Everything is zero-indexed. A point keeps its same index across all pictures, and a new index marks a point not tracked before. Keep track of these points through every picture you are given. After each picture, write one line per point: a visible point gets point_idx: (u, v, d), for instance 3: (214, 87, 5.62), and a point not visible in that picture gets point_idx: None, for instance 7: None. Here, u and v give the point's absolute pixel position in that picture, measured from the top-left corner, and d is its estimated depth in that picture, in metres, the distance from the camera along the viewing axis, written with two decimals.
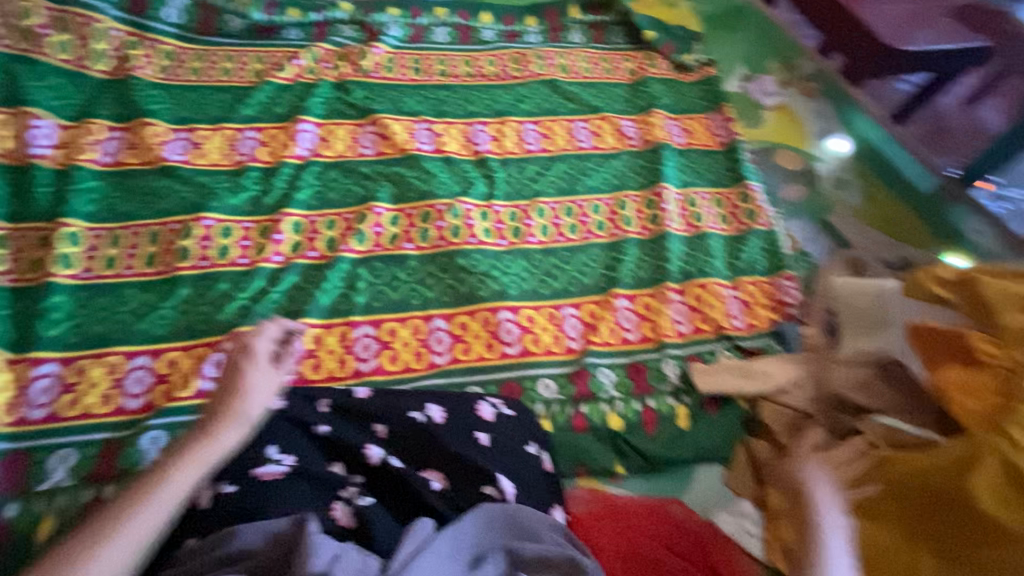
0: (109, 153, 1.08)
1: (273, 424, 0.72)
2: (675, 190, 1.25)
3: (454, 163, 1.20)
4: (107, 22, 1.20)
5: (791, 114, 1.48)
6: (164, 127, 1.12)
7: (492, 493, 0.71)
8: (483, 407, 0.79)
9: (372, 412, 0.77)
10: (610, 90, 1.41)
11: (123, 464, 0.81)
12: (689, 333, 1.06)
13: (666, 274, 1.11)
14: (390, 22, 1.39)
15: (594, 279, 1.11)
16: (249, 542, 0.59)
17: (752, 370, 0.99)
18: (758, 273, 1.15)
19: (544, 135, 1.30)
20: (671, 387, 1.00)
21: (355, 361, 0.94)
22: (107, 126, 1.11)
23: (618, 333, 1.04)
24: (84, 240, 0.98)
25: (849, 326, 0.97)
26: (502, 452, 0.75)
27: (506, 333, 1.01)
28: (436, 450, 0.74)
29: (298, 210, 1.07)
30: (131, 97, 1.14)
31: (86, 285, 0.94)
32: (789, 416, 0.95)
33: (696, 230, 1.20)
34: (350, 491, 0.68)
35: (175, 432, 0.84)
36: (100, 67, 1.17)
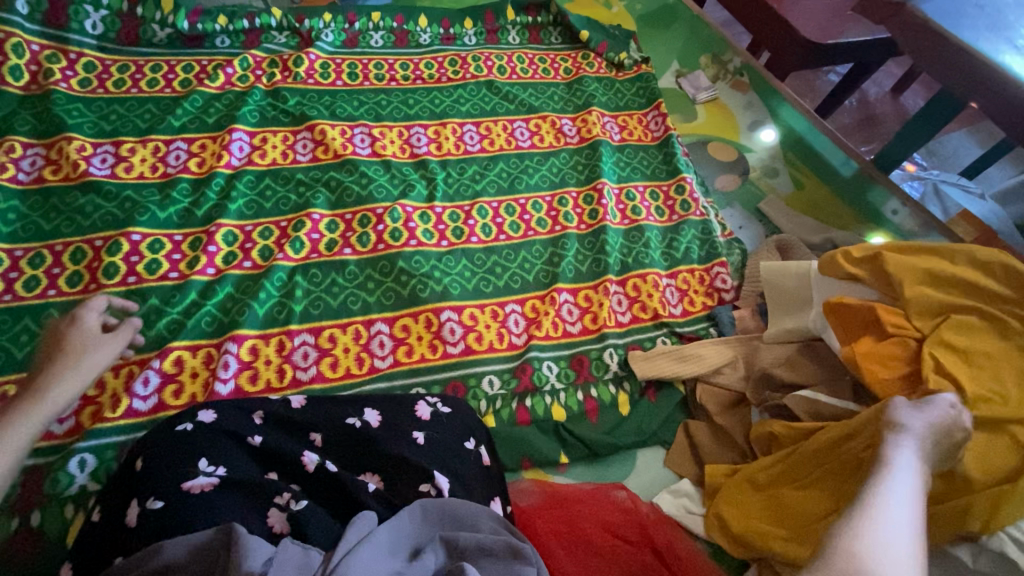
0: (27, 171, 1.04)
1: (200, 438, 0.71)
2: (612, 185, 1.28)
3: (393, 166, 1.20)
4: (24, 36, 1.15)
5: (723, 108, 1.54)
6: (86, 142, 1.09)
7: (428, 490, 0.71)
8: (420, 406, 0.81)
9: (307, 420, 0.77)
10: (547, 89, 1.44)
11: (50, 491, 0.78)
12: (628, 323, 1.09)
13: (605, 266, 1.14)
14: (324, 27, 1.38)
15: (535, 275, 1.13)
16: (174, 555, 0.58)
17: (687, 355, 1.03)
18: (693, 261, 1.19)
19: (483, 136, 1.31)
20: (612, 376, 1.03)
21: (295, 370, 0.94)
22: (25, 142, 1.07)
23: (560, 326, 1.07)
24: (2, 263, 0.94)
25: (775, 308, 1.03)
26: (440, 449, 0.76)
27: (449, 333, 1.01)
28: (372, 452, 0.74)
29: (231, 220, 1.05)
30: (50, 112, 1.10)
31: (6, 308, 0.91)
32: (722, 395, 0.99)
33: (633, 222, 1.23)
34: (286, 497, 0.68)
35: (105, 454, 0.81)
36: (16, 82, 1.13)
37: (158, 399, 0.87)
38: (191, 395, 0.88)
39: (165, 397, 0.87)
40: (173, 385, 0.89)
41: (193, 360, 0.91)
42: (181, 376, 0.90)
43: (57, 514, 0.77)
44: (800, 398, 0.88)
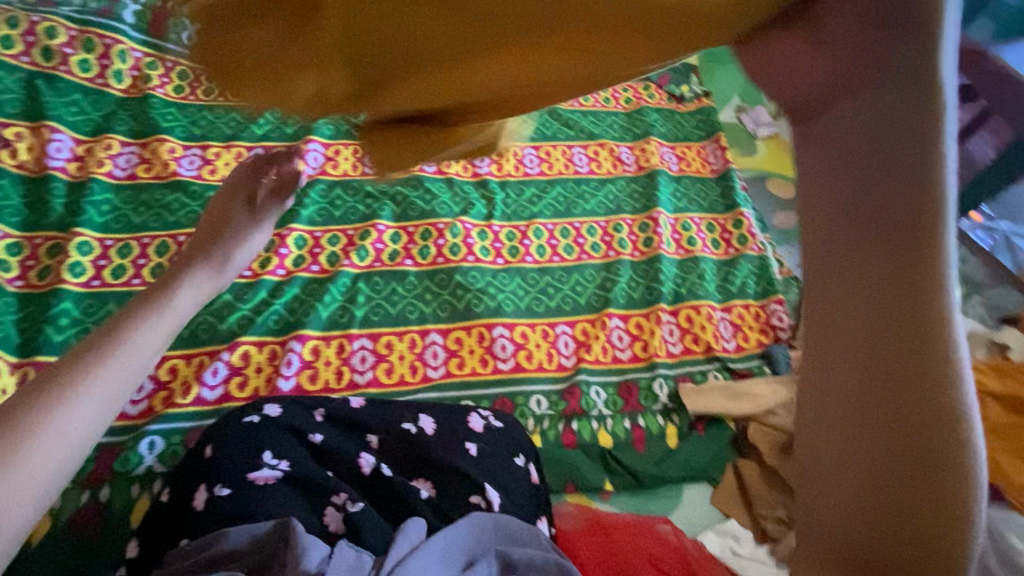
0: (123, 167, 1.13)
1: (265, 430, 0.74)
2: (668, 215, 1.28)
3: (455, 184, 1.24)
4: (129, 42, 1.22)
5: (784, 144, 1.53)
6: (177, 144, 1.17)
7: (478, 502, 0.72)
8: (474, 418, 0.81)
9: (366, 421, 0.79)
10: (607, 117, 1.46)
11: (120, 468, 0.82)
12: (680, 354, 1.08)
13: (658, 295, 1.14)
14: None
15: (587, 298, 1.14)
16: (237, 542, 0.61)
17: (741, 392, 1.01)
18: (748, 297, 1.18)
19: (543, 159, 1.34)
20: (661, 407, 1.01)
21: (352, 373, 0.97)
22: (123, 142, 1.16)
23: (610, 351, 1.06)
24: (94, 250, 1.02)
25: None
26: (491, 463, 0.76)
27: (500, 349, 1.03)
28: (425, 460, 0.76)
29: (302, 225, 1.11)
30: (147, 115, 1.19)
31: (95, 293, 0.98)
32: (774, 437, 0.96)
33: (688, 253, 1.23)
34: (342, 497, 0.70)
35: (172, 438, 0.85)
36: (119, 85, 1.22)
37: (224, 389, 0.91)
38: (254, 389, 0.92)
39: (230, 389, 0.91)
40: (238, 377, 0.93)
41: (258, 355, 0.95)
42: (246, 370, 0.94)
43: (125, 491, 0.81)
44: None
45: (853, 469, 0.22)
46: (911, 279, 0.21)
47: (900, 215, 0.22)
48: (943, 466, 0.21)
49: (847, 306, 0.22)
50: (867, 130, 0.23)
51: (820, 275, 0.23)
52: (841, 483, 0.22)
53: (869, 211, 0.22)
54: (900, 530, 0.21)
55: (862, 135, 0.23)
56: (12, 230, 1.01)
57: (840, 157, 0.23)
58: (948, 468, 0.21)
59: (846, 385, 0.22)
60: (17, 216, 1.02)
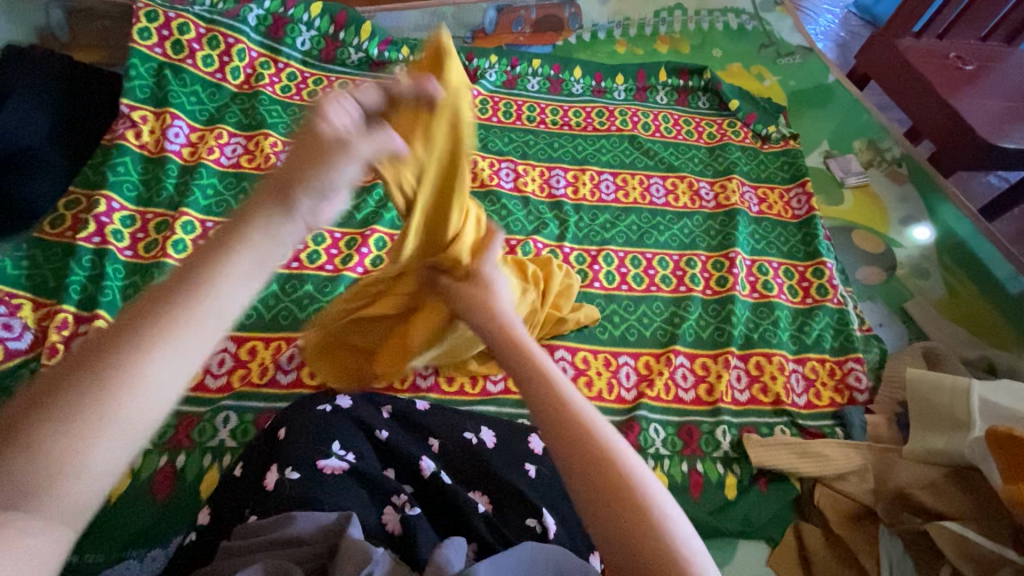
0: (229, 156, 1.21)
1: (336, 421, 0.76)
2: (745, 256, 1.25)
3: (531, 203, 1.26)
4: (248, 43, 1.35)
5: (874, 197, 1.45)
6: (279, 139, 1.24)
7: (534, 526, 0.71)
8: (534, 440, 0.82)
9: (430, 425, 0.81)
10: (689, 151, 1.45)
11: (197, 438, 0.87)
12: (746, 402, 1.04)
13: (728, 337, 1.11)
14: (489, 67, 1.50)
15: (652, 331, 1.11)
16: (304, 528, 0.62)
17: (811, 451, 0.95)
18: (825, 351, 1.12)
19: (619, 187, 1.34)
20: (721, 455, 0.97)
21: (416, 376, 0.99)
22: (231, 132, 1.24)
23: (672, 390, 1.04)
24: (196, 230, 1.09)
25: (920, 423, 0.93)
26: (548, 487, 0.77)
27: (561, 372, 1.02)
28: (484, 474, 0.77)
29: (384, 228, 1.15)
30: (255, 110, 1.28)
31: None
32: (844, 504, 0.91)
33: (763, 297, 1.19)
34: (402, 498, 0.71)
35: (245, 416, 0.90)
36: (234, 80, 1.32)
37: (297, 375, 0.95)
38: (324, 378, 0.96)
39: (302, 375, 0.96)
40: (310, 366, 0.97)
41: None
42: (319, 359, 0.98)
43: (198, 460, 0.86)
44: (943, 527, 0.80)
45: (598, 511, 0.43)
46: (585, 422, 0.48)
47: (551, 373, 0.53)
48: (627, 498, 0.43)
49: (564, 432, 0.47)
50: (536, 370, 0.54)
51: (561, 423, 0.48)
52: (597, 522, 0.43)
53: (551, 398, 0.50)
54: (629, 539, 0.42)
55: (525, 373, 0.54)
56: (128, 204, 1.10)
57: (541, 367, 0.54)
58: (633, 496, 0.43)
59: (578, 477, 0.45)
60: (135, 191, 1.12)
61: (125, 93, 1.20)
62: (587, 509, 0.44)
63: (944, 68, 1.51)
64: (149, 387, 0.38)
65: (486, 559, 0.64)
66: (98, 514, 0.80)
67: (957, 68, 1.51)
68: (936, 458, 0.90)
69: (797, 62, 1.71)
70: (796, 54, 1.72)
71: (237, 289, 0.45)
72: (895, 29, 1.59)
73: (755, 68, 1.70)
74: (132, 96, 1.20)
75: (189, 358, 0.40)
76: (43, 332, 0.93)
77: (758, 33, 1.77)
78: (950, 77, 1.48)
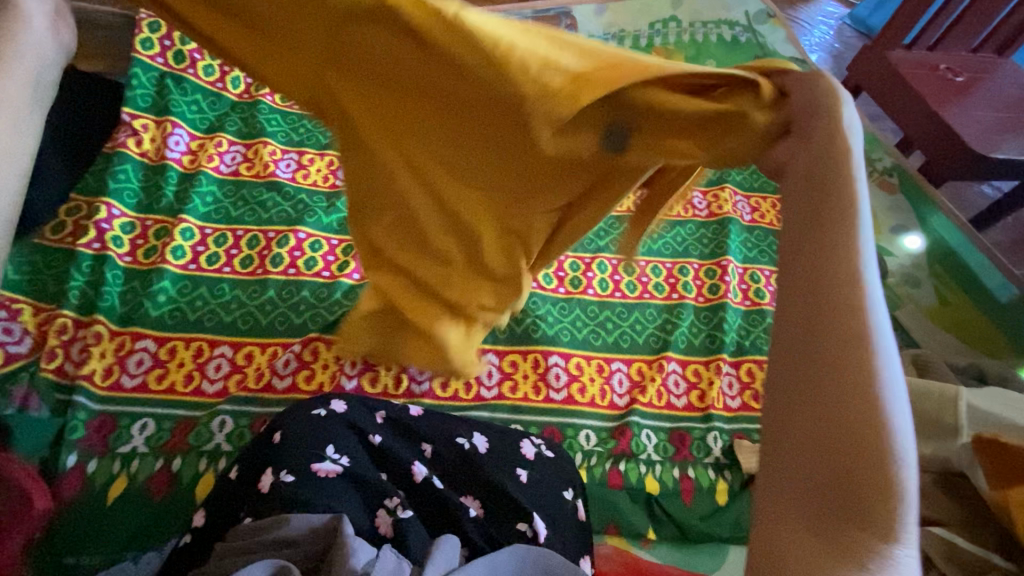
0: (228, 164, 1.22)
1: (330, 426, 0.77)
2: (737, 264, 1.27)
3: None
4: None
5: (865, 206, 1.47)
6: (277, 148, 1.26)
7: (524, 530, 0.72)
8: (526, 444, 0.83)
9: (422, 428, 0.82)
10: None
11: (193, 442, 0.88)
12: (737, 409, 1.05)
13: (720, 344, 1.12)
14: None
15: (645, 338, 1.13)
16: (296, 530, 0.63)
17: None
18: None
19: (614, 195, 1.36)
20: (713, 461, 0.98)
21: (410, 382, 1.00)
22: (231, 140, 1.26)
23: (664, 396, 1.05)
24: (194, 237, 1.11)
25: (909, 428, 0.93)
26: (540, 491, 0.78)
27: (555, 378, 1.03)
28: (476, 478, 0.78)
29: None
30: (256, 118, 1.29)
31: (189, 275, 1.06)
32: None
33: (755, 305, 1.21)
34: (394, 502, 0.72)
35: (241, 420, 0.91)
36: (234, 90, 1.33)
37: (292, 380, 0.97)
38: (319, 384, 0.97)
39: (297, 380, 0.97)
40: (306, 371, 0.98)
41: (326, 352, 1.00)
42: (314, 365, 0.99)
43: (194, 463, 0.87)
44: (932, 533, 0.81)
45: (829, 473, 0.44)
46: (869, 383, 0.45)
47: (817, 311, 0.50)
48: (872, 475, 0.43)
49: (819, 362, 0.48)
50: (829, 309, 0.49)
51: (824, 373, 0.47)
52: (811, 450, 0.46)
53: (836, 351, 0.47)
54: (863, 500, 0.43)
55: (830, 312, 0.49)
56: (128, 211, 1.11)
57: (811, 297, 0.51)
58: (877, 442, 0.43)
59: (815, 399, 0.47)
60: (135, 198, 1.14)
61: (127, 102, 1.22)
62: (808, 445, 0.46)
63: (933, 80, 1.54)
64: None
65: (475, 561, 0.64)
66: (94, 517, 0.81)
67: (947, 80, 1.54)
68: (925, 464, 0.90)
69: None
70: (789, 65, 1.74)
71: None
72: (886, 41, 1.62)
73: None
74: (133, 105, 1.22)
75: None
76: (42, 337, 0.95)
77: (752, 44, 1.79)
78: (940, 88, 1.51)
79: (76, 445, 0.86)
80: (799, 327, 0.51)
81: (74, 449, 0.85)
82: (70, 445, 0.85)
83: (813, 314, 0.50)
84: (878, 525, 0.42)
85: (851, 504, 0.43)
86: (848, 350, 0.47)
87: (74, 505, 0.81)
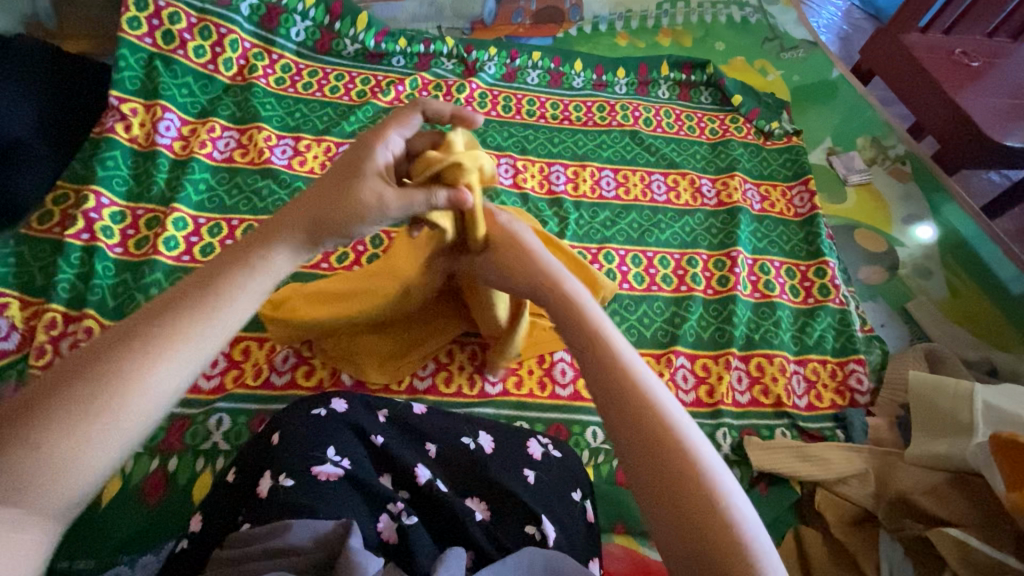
0: (221, 150, 1.18)
1: (331, 426, 0.74)
2: (746, 255, 1.24)
3: (530, 201, 1.24)
4: (241, 34, 1.31)
5: (876, 195, 1.43)
6: (273, 133, 1.22)
7: (533, 533, 0.70)
8: (533, 444, 0.82)
9: (427, 428, 0.80)
10: (691, 147, 1.43)
11: (189, 441, 0.85)
12: (747, 404, 1.04)
13: (729, 338, 1.10)
14: (488, 60, 1.47)
15: (653, 332, 1.10)
16: (299, 539, 0.61)
17: (812, 455, 0.94)
18: (826, 352, 1.12)
19: (620, 183, 1.32)
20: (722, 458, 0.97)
21: (413, 377, 0.98)
22: (224, 126, 1.21)
23: (673, 391, 1.02)
24: (188, 226, 1.07)
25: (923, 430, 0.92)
26: (547, 493, 0.76)
27: (561, 373, 1.01)
28: (482, 480, 0.76)
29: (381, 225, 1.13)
30: (249, 103, 1.24)
31: (183, 267, 1.02)
32: (845, 508, 0.90)
33: (765, 297, 1.18)
34: (398, 506, 0.70)
35: (238, 418, 0.88)
36: (226, 72, 1.29)
37: (291, 376, 0.94)
38: (319, 380, 0.94)
39: (297, 376, 0.94)
40: (305, 366, 0.95)
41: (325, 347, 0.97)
42: (314, 360, 0.96)
43: (191, 464, 0.84)
44: (945, 533, 0.79)
45: (683, 528, 0.47)
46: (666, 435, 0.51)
47: (610, 390, 0.55)
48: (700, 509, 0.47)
49: (634, 435, 0.52)
50: (614, 398, 0.55)
51: (632, 447, 0.52)
52: (664, 507, 0.48)
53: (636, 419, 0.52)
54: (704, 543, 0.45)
55: (609, 392, 0.56)
56: (118, 199, 1.07)
57: (603, 382, 0.57)
58: (694, 477, 0.48)
59: (636, 456, 0.51)
60: (125, 185, 1.09)
61: (114, 85, 1.17)
62: (656, 518, 0.49)
63: (949, 65, 1.49)
64: (141, 394, 0.56)
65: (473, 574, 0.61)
66: (89, 519, 0.79)
67: (963, 65, 1.49)
68: (940, 464, 0.88)
69: (801, 56, 1.69)
70: (800, 49, 1.70)
71: (168, 377, 0.59)
72: (901, 23, 1.57)
73: (758, 63, 1.67)
74: (121, 88, 1.17)
75: (152, 397, 0.57)
76: (31, 332, 0.91)
77: (762, 27, 1.74)
78: (955, 73, 1.46)
79: None
80: (608, 404, 0.55)
81: None
82: None
83: (602, 395, 0.56)
84: (721, 551, 0.45)
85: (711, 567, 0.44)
86: (648, 414, 0.53)
87: None
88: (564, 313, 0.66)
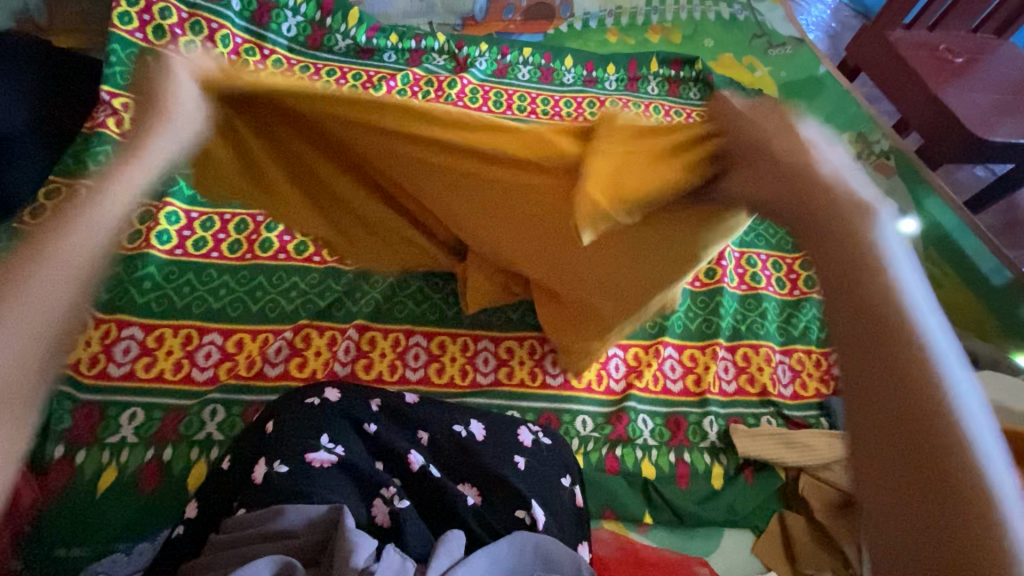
0: None
1: (324, 415, 0.75)
2: (734, 248, 1.26)
3: None
4: (232, 29, 1.32)
5: None
6: None
7: (522, 517, 0.72)
8: (523, 432, 0.83)
9: (420, 416, 0.81)
10: None
11: (184, 432, 0.87)
12: (733, 393, 1.06)
13: (716, 329, 1.12)
14: (479, 56, 1.48)
15: (641, 323, 1.11)
16: (293, 521, 0.62)
17: (796, 442, 0.97)
18: (811, 343, 1.14)
19: None
20: (708, 446, 0.99)
21: (405, 368, 0.99)
22: None
23: (660, 381, 1.04)
24: (180, 221, 1.08)
25: None
26: (537, 477, 0.78)
27: (551, 364, 1.03)
28: (473, 465, 0.77)
29: None
30: None
31: (175, 261, 1.03)
32: (829, 494, 0.92)
33: (751, 289, 1.20)
34: (391, 491, 0.71)
35: (232, 409, 0.90)
36: None
37: (284, 368, 0.95)
38: (312, 371, 0.96)
39: (289, 368, 0.95)
40: (298, 358, 0.96)
41: (319, 339, 0.99)
42: (306, 352, 0.97)
43: (185, 453, 0.85)
44: None
45: (915, 473, 0.37)
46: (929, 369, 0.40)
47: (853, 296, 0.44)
48: (958, 465, 0.37)
49: (861, 339, 0.42)
50: (865, 311, 0.43)
51: (873, 372, 0.41)
52: (893, 437, 0.39)
53: (888, 343, 0.41)
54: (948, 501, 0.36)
55: (853, 297, 0.44)
56: None
57: (843, 289, 0.45)
58: (955, 431, 0.37)
59: (866, 368, 0.42)
60: None
61: (106, 79, 1.17)
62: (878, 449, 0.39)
63: (932, 60, 1.52)
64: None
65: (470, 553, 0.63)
66: (84, 508, 0.80)
67: (946, 61, 1.52)
68: None
69: (788, 53, 1.71)
70: (787, 45, 1.72)
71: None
72: (886, 20, 1.59)
73: (746, 59, 1.69)
74: (113, 83, 1.17)
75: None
76: None
77: (750, 23, 1.77)
78: (937, 69, 1.49)
79: (62, 434, 0.84)
80: (842, 317, 0.44)
81: (61, 439, 0.83)
82: (57, 435, 0.83)
83: (835, 292, 0.45)
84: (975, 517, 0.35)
85: (941, 521, 0.36)
86: (908, 338, 0.41)
87: (63, 497, 0.80)
88: (782, 182, 0.54)
